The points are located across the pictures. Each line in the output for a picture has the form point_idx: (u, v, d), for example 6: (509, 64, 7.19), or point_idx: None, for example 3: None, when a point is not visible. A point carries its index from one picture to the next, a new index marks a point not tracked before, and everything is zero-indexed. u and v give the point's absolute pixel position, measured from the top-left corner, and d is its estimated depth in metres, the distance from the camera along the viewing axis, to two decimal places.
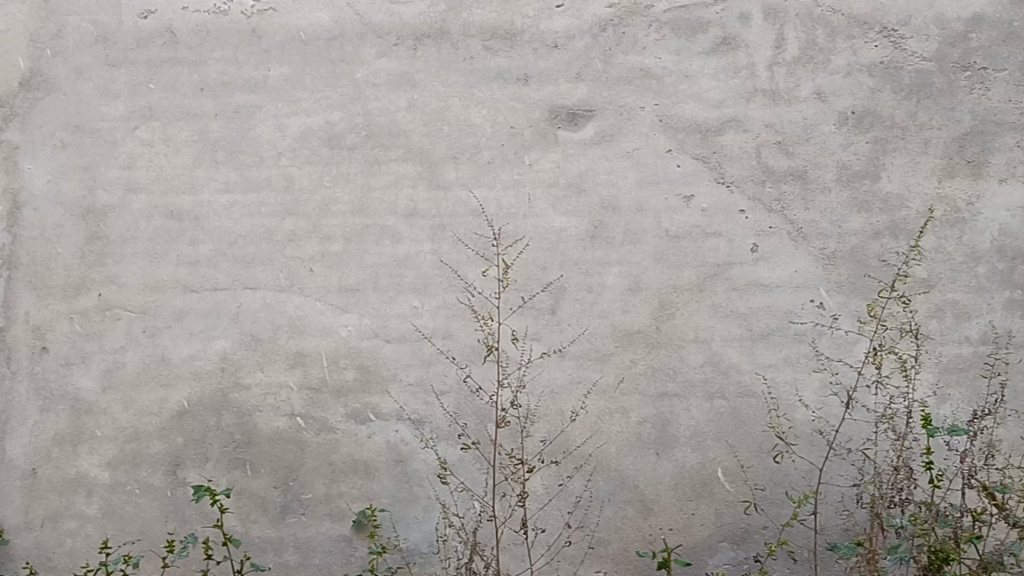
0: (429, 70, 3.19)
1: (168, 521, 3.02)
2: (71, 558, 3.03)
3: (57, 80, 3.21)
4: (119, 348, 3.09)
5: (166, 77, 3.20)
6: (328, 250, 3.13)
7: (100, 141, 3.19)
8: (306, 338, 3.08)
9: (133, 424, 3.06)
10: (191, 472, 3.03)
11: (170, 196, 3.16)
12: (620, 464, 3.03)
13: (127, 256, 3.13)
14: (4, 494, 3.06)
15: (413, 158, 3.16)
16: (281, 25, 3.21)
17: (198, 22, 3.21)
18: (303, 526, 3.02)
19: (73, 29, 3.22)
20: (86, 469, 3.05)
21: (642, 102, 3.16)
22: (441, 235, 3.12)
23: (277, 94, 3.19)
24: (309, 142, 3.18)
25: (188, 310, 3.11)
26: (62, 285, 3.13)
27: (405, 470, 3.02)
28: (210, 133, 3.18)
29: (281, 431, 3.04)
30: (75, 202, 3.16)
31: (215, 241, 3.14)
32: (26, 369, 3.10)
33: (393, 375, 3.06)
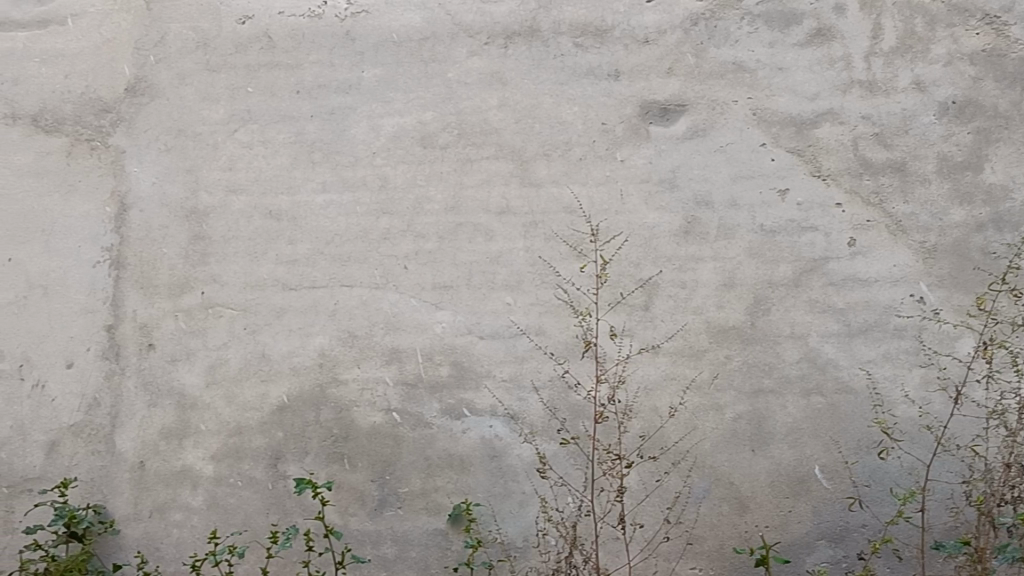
0: (520, 67, 3.21)
1: (271, 513, 3.08)
2: (178, 548, 3.09)
3: (161, 86, 3.32)
4: (222, 345, 3.18)
5: (264, 81, 3.29)
6: (422, 248, 3.17)
7: (202, 144, 3.28)
8: (402, 335, 3.13)
9: (236, 419, 3.13)
10: (292, 466, 3.09)
11: (269, 196, 3.24)
12: (717, 462, 3.01)
13: (229, 256, 3.22)
14: (114, 485, 3.14)
15: (505, 156, 3.18)
16: (374, 27, 3.28)
17: (293, 26, 3.30)
18: (400, 519, 3.05)
19: (175, 36, 3.33)
20: (191, 463, 3.12)
21: (734, 96, 3.13)
22: (533, 232, 3.14)
23: (370, 95, 3.26)
24: (402, 142, 3.23)
25: (287, 308, 3.18)
26: (168, 284, 3.22)
27: (500, 465, 3.05)
28: (306, 135, 3.26)
29: (379, 426, 3.09)
30: (180, 204, 3.26)
31: (313, 240, 3.21)
32: (134, 365, 3.19)
33: (488, 371, 3.09)
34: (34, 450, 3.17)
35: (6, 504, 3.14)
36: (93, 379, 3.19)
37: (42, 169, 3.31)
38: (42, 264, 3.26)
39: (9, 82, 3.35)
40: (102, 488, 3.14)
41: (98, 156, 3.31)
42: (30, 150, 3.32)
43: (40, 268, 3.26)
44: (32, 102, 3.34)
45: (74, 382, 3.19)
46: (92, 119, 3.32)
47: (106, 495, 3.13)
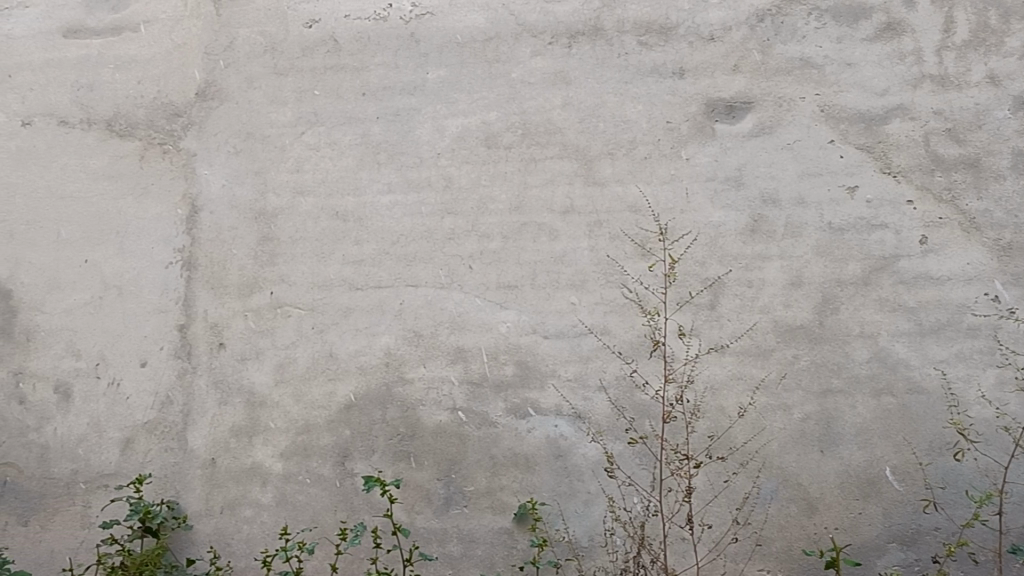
0: (584, 67, 3.22)
1: (338, 511, 3.11)
2: (248, 545, 3.13)
3: (230, 90, 3.39)
4: (290, 344, 3.22)
5: (330, 84, 3.34)
6: (486, 247, 3.18)
7: (270, 146, 3.34)
8: (466, 334, 3.15)
9: (304, 417, 3.17)
10: (359, 464, 3.12)
11: (336, 197, 3.28)
12: (785, 462, 2.97)
13: (297, 256, 3.27)
14: (186, 482, 3.19)
15: (570, 156, 3.18)
16: (438, 28, 3.31)
17: (359, 29, 3.34)
18: (466, 518, 3.06)
19: (244, 41, 3.41)
20: (261, 460, 3.17)
21: (801, 92, 3.10)
22: (597, 231, 3.14)
23: (435, 95, 3.28)
24: (467, 142, 3.24)
25: (354, 308, 3.21)
26: (237, 284, 3.28)
27: (565, 464, 3.05)
28: (372, 136, 3.30)
29: (444, 425, 3.11)
30: (248, 205, 3.32)
31: (378, 240, 3.24)
32: (205, 364, 3.25)
33: (552, 371, 3.09)
34: (110, 446, 3.24)
35: (83, 499, 3.22)
36: (166, 377, 3.26)
37: (117, 173, 3.39)
38: (117, 265, 3.34)
39: (85, 88, 3.45)
40: (175, 484, 3.19)
41: (170, 159, 3.38)
42: (105, 154, 3.41)
43: (115, 269, 3.34)
44: (107, 107, 3.44)
45: (148, 381, 3.26)
46: (164, 123, 3.40)
47: (179, 491, 3.19)
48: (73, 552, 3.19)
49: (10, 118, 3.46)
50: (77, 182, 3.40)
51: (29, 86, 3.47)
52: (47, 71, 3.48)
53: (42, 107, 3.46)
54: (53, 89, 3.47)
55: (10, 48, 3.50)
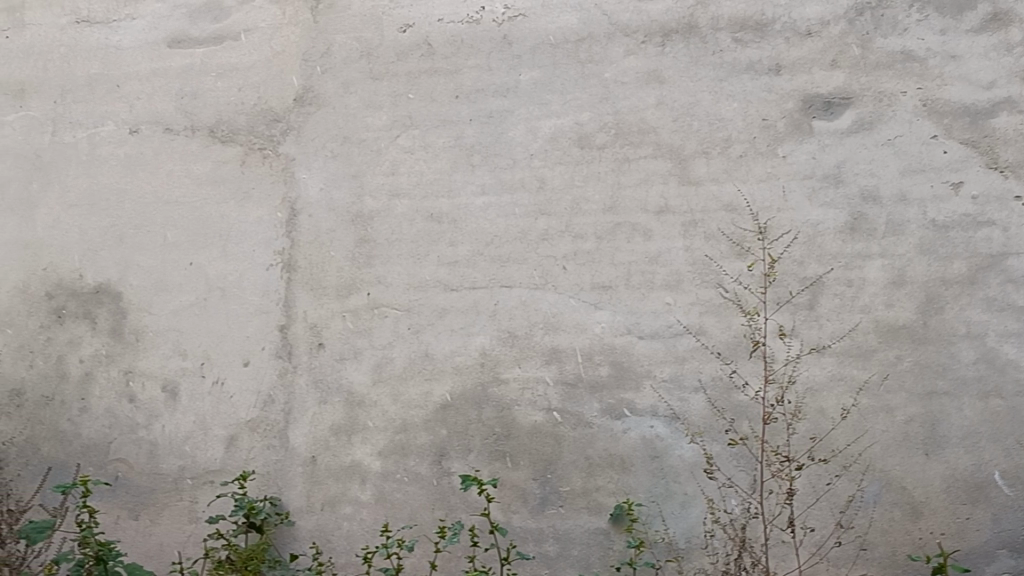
0: (678, 65, 3.20)
1: (436, 509, 3.15)
2: (348, 541, 3.19)
3: (327, 95, 3.46)
4: (387, 345, 3.28)
5: (425, 87, 3.38)
6: (581, 248, 3.19)
7: (366, 150, 3.40)
8: (561, 334, 3.15)
9: (402, 416, 3.22)
10: (456, 463, 3.16)
11: (430, 199, 3.33)
12: (888, 465, 2.91)
13: (393, 257, 3.32)
14: (288, 478, 3.27)
15: (664, 155, 3.17)
16: (531, 29, 3.33)
17: (453, 32, 3.38)
18: (562, 517, 3.06)
19: (340, 47, 3.47)
20: (360, 458, 3.23)
21: (903, 87, 3.04)
22: (693, 231, 3.12)
23: (528, 97, 3.30)
24: (561, 142, 3.25)
25: (449, 309, 3.25)
26: (336, 285, 3.35)
27: (661, 465, 3.03)
28: (465, 138, 3.33)
29: (540, 425, 3.12)
30: (346, 208, 3.38)
31: (473, 241, 3.27)
32: (305, 364, 3.32)
33: (648, 371, 3.08)
34: (215, 443, 3.33)
35: (190, 494, 3.32)
36: (267, 377, 3.34)
37: (220, 178, 3.49)
38: (221, 268, 3.44)
39: (189, 95, 3.57)
40: (278, 481, 3.27)
41: (270, 163, 3.46)
42: (208, 160, 3.52)
43: (219, 271, 3.44)
44: (209, 114, 3.54)
45: (250, 380, 3.35)
46: (264, 129, 3.49)
47: (281, 488, 3.26)
48: (182, 545, 3.29)
49: (120, 126, 3.61)
50: (182, 187, 3.52)
51: (137, 95, 3.61)
52: (153, 80, 3.61)
53: (149, 116, 3.59)
54: (158, 97, 3.59)
55: (119, 59, 3.65)
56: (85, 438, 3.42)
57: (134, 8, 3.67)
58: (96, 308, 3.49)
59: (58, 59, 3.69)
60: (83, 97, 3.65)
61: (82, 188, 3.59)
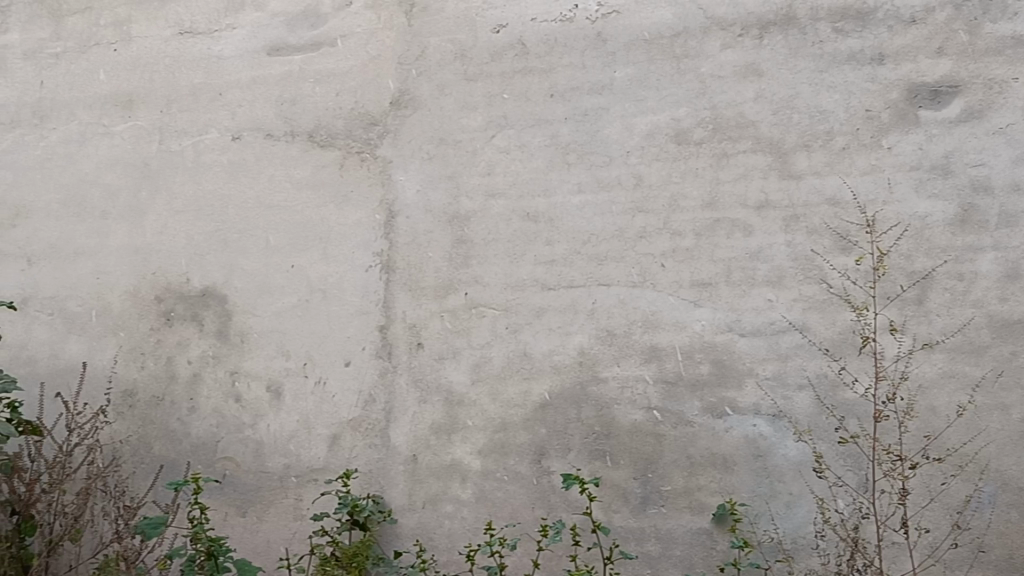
0: (776, 58, 3.14)
1: (536, 508, 3.15)
2: (450, 539, 3.22)
3: (423, 98, 3.50)
4: (486, 344, 3.29)
5: (519, 87, 3.39)
6: (679, 245, 3.15)
7: (462, 151, 3.43)
8: (661, 333, 3.12)
9: (502, 415, 3.23)
10: (556, 462, 3.16)
11: (526, 199, 3.33)
12: (1005, 465, 2.82)
13: (490, 257, 3.33)
14: (391, 477, 3.31)
15: (764, 149, 3.11)
16: (625, 26, 3.30)
17: (546, 31, 3.38)
18: (663, 517, 3.04)
19: (435, 49, 3.50)
20: (460, 457, 3.25)
21: (1014, 73, 2.92)
22: (794, 226, 3.05)
23: (623, 94, 3.28)
24: (657, 139, 3.23)
25: (547, 308, 3.25)
26: (434, 286, 3.38)
27: (765, 464, 2.98)
28: (561, 137, 3.32)
29: (640, 424, 3.10)
30: (442, 209, 3.41)
31: (570, 241, 3.26)
32: (405, 364, 3.36)
33: (750, 369, 3.03)
34: (318, 442, 3.39)
35: (296, 492, 3.39)
36: (368, 376, 3.38)
37: (320, 181, 3.56)
38: (322, 269, 3.50)
39: (288, 102, 3.65)
40: (380, 479, 3.32)
41: (368, 167, 3.51)
42: (308, 164, 3.58)
43: (320, 274, 3.50)
44: (308, 119, 3.61)
45: (352, 379, 3.40)
46: (362, 132, 3.54)
47: (383, 486, 3.31)
48: (288, 542, 3.37)
49: (223, 133, 3.70)
50: (283, 192, 3.59)
51: (239, 102, 3.71)
52: (253, 88, 3.69)
53: (251, 122, 3.68)
54: (259, 104, 3.68)
55: (221, 68, 3.75)
56: (194, 437, 3.52)
57: (235, 18, 3.76)
58: (203, 311, 3.60)
59: (163, 70, 3.80)
60: (187, 106, 3.76)
61: (187, 194, 3.70)
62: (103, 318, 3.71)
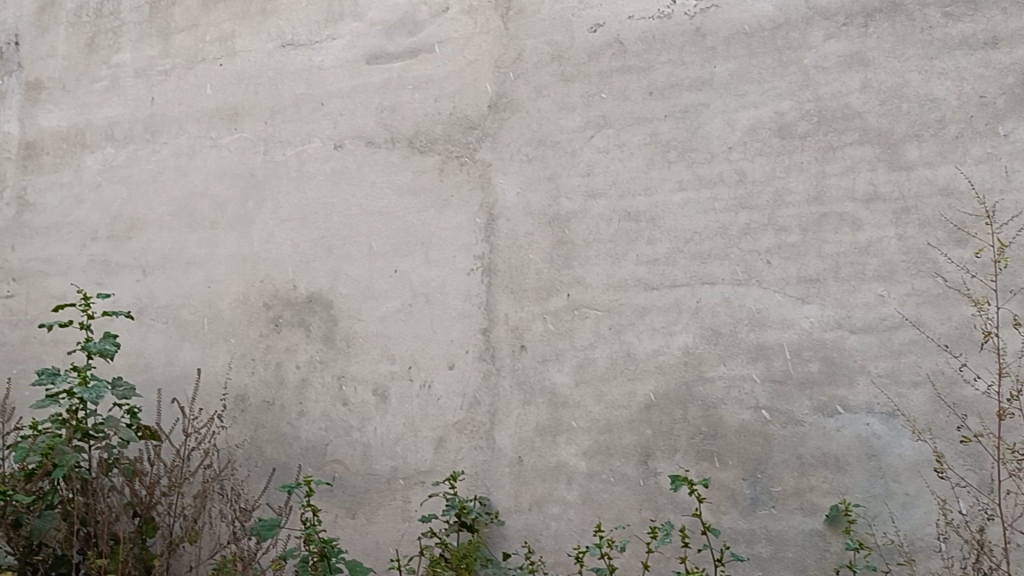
0: (883, 46, 3.05)
1: (643, 510, 3.12)
2: (557, 541, 3.21)
3: (521, 100, 3.51)
4: (589, 345, 3.28)
5: (617, 86, 3.37)
6: (785, 241, 3.09)
7: (561, 152, 3.42)
8: (768, 331, 3.06)
9: (606, 416, 3.21)
10: (662, 463, 3.12)
11: (627, 198, 3.31)
12: None
13: (592, 258, 3.32)
14: (496, 479, 3.32)
15: (871, 141, 3.03)
16: (724, 20, 3.26)
17: (644, 29, 3.36)
18: (774, 519, 2.97)
19: (532, 51, 3.52)
20: (566, 458, 3.24)
21: None
22: (905, 218, 2.96)
23: (724, 89, 3.23)
24: (760, 134, 3.17)
25: (650, 308, 3.22)
26: (536, 287, 3.38)
27: (880, 464, 2.89)
28: (661, 135, 3.29)
29: (748, 424, 3.04)
30: (542, 211, 3.42)
31: (673, 239, 3.23)
32: (508, 366, 3.37)
33: (861, 367, 2.94)
34: (425, 445, 3.43)
35: (403, 494, 3.42)
36: (472, 379, 3.40)
37: (421, 187, 3.60)
38: (424, 274, 3.54)
39: (388, 109, 3.70)
40: (486, 481, 3.33)
41: (467, 171, 3.54)
42: (408, 170, 3.63)
43: (422, 278, 3.54)
44: (408, 125, 3.66)
45: (456, 382, 3.42)
46: (461, 137, 3.57)
47: (490, 488, 3.32)
48: (398, 543, 3.40)
49: (325, 142, 3.78)
50: (385, 199, 3.65)
51: (340, 111, 3.78)
52: (354, 96, 3.76)
53: (352, 131, 3.75)
54: (360, 112, 3.74)
55: (322, 78, 3.84)
56: (303, 440, 3.59)
57: (335, 29, 3.85)
58: (310, 317, 3.68)
59: (267, 83, 3.93)
60: (290, 117, 3.86)
61: (292, 203, 3.79)
62: (214, 325, 3.83)
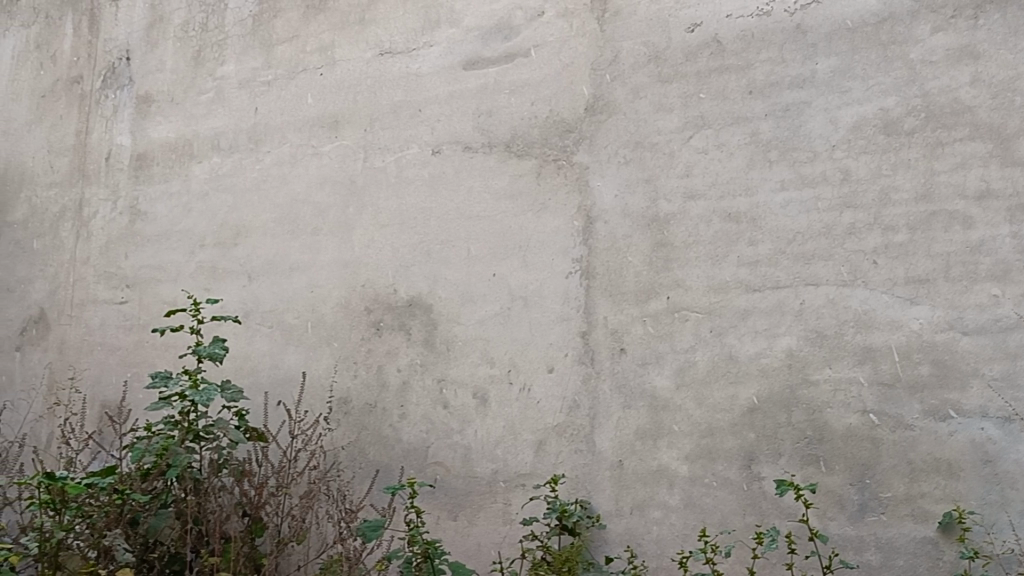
0: (994, 38, 2.95)
1: (748, 515, 3.07)
2: (658, 545, 3.18)
3: (618, 102, 3.50)
4: (690, 348, 3.25)
5: (716, 85, 3.33)
6: (892, 241, 3.00)
7: (659, 153, 3.40)
8: (875, 333, 2.98)
9: (708, 420, 3.18)
10: (767, 467, 3.07)
11: (727, 199, 3.26)
12: None
13: (692, 260, 3.29)
14: (597, 482, 3.32)
15: (983, 136, 2.93)
16: (826, 15, 3.20)
17: (743, 27, 3.31)
18: (883, 525, 2.89)
19: (629, 52, 3.51)
20: (667, 462, 3.22)
21: None
22: (1020, 215, 2.85)
23: (826, 86, 3.17)
24: (864, 131, 3.09)
25: (752, 310, 3.17)
26: (635, 290, 3.37)
27: (995, 471, 2.79)
28: (761, 134, 3.24)
29: (855, 428, 2.97)
30: (641, 213, 3.40)
31: (775, 240, 3.17)
32: (608, 369, 3.36)
33: (974, 369, 2.84)
34: (525, 448, 3.44)
35: (504, 497, 3.44)
36: (572, 383, 3.40)
37: (518, 191, 3.61)
38: (523, 277, 3.55)
39: (485, 114, 3.73)
40: (587, 485, 3.33)
41: (565, 174, 3.55)
42: (505, 174, 3.65)
43: (521, 281, 3.55)
44: (505, 129, 3.68)
45: (556, 386, 3.42)
46: (558, 140, 3.58)
47: (591, 491, 3.32)
48: (499, 546, 3.41)
49: (423, 148, 3.83)
50: (482, 203, 3.67)
51: (437, 117, 3.82)
52: (451, 102, 3.80)
53: (450, 136, 3.78)
54: (457, 118, 3.78)
55: (420, 84, 3.89)
56: (405, 443, 3.65)
57: (432, 35, 3.90)
58: (410, 320, 3.73)
59: (366, 90, 4.00)
60: (389, 124, 3.93)
61: (392, 209, 3.85)
62: (317, 329, 3.91)
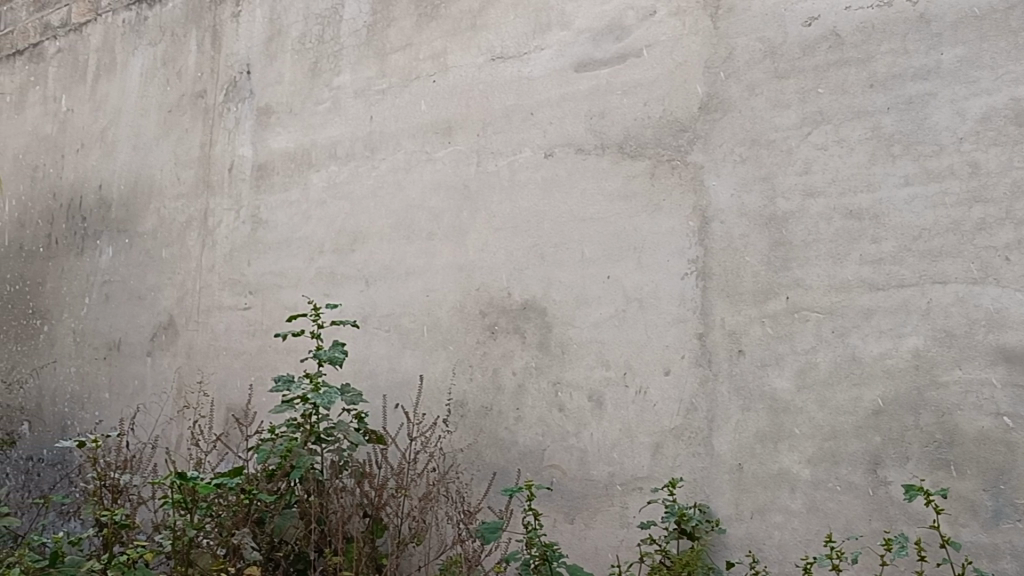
0: None
1: (874, 520, 2.98)
2: (780, 551, 3.12)
3: (733, 99, 3.44)
4: (811, 349, 3.17)
5: (834, 80, 3.25)
6: None
7: (776, 150, 3.33)
8: (1007, 332, 2.83)
9: (831, 423, 3.10)
10: (893, 472, 2.97)
11: (849, 195, 3.17)
12: None
13: (812, 259, 3.21)
14: (716, 486, 3.27)
15: None
16: (951, 4, 3.07)
17: (862, 19, 3.22)
18: (1020, 533, 2.76)
19: (743, 49, 3.44)
20: (789, 466, 3.15)
21: None
22: None
23: (952, 77, 3.05)
24: (994, 122, 2.95)
25: (876, 309, 3.07)
26: (753, 290, 3.30)
27: None
28: (883, 128, 3.14)
29: (988, 431, 2.83)
30: (758, 211, 3.34)
31: (899, 237, 3.06)
32: (726, 371, 3.31)
33: None
34: (642, 451, 3.41)
35: (622, 500, 3.42)
36: (689, 385, 3.36)
37: (631, 192, 3.59)
38: (637, 279, 3.53)
39: (597, 116, 3.72)
40: (706, 488, 3.29)
41: (679, 173, 3.51)
42: (618, 176, 3.63)
43: (635, 283, 3.53)
44: (617, 131, 3.66)
45: (672, 388, 3.39)
46: (671, 140, 3.55)
47: (710, 495, 3.27)
48: (617, 549, 3.40)
49: (536, 151, 3.84)
50: (595, 205, 3.66)
51: (550, 120, 3.83)
52: (564, 104, 3.80)
53: (562, 139, 3.79)
54: (569, 120, 3.78)
55: (531, 88, 3.90)
56: (521, 445, 3.67)
57: (542, 39, 3.90)
58: (525, 323, 3.74)
59: (478, 96, 4.03)
60: (501, 128, 3.95)
61: (505, 212, 3.87)
62: (433, 333, 3.97)
